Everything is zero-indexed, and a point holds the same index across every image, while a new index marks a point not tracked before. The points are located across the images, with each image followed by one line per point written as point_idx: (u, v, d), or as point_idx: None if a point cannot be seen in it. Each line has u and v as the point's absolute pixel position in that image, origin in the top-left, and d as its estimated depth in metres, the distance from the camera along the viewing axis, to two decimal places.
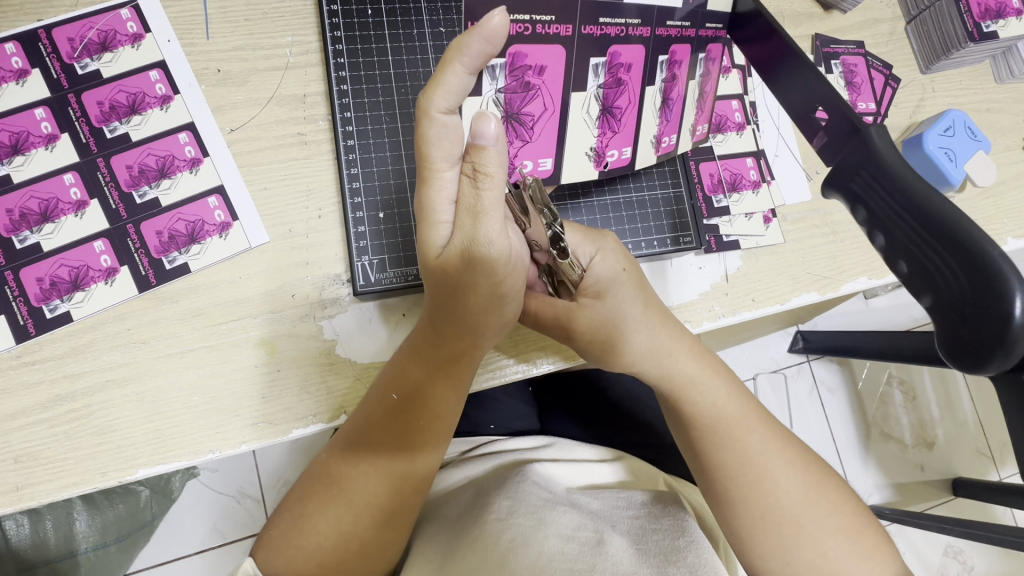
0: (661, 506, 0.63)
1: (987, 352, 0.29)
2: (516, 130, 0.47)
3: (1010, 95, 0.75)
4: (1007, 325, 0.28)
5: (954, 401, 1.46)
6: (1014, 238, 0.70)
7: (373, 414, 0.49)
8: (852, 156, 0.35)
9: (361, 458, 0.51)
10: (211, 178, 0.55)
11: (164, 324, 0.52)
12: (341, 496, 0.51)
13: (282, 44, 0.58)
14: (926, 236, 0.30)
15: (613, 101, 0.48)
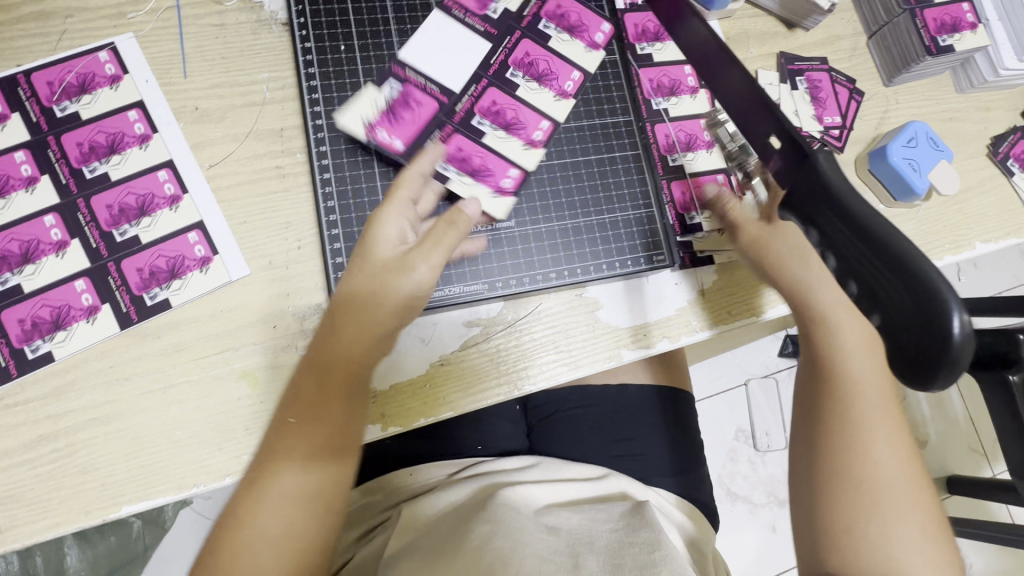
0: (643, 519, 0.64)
1: (930, 372, 0.30)
2: (482, 176, 0.60)
3: (972, 104, 0.77)
4: (954, 346, 0.29)
5: (944, 399, 1.48)
6: (981, 242, 0.72)
7: (289, 424, 0.48)
8: (804, 183, 0.36)
9: (277, 481, 0.47)
10: (190, 213, 0.55)
11: (147, 360, 0.52)
12: (250, 520, 0.46)
13: (259, 80, 0.59)
14: (871, 260, 0.32)
15: (504, 118, 0.62)
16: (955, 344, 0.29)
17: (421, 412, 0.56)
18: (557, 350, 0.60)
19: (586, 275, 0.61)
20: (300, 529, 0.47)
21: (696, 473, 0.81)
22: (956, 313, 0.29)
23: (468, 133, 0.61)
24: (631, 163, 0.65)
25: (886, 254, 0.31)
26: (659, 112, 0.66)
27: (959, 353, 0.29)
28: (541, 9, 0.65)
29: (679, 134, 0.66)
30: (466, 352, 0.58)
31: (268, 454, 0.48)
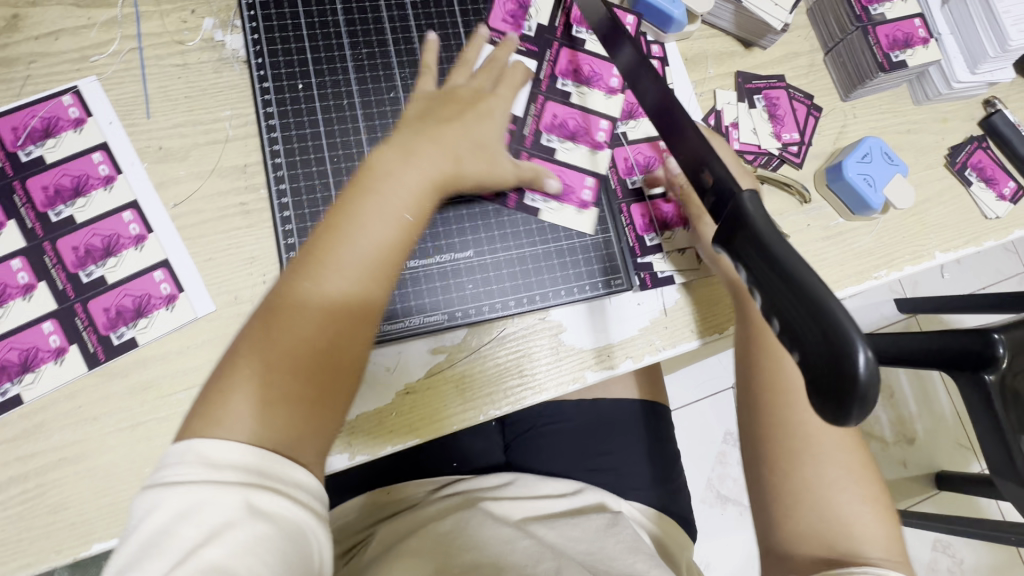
0: (616, 544, 0.65)
1: (845, 405, 0.31)
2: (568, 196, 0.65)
3: (930, 115, 0.78)
4: (859, 381, 0.30)
5: (930, 395, 1.49)
6: (940, 252, 0.74)
7: (298, 283, 0.48)
8: (732, 221, 0.37)
9: (267, 307, 0.48)
10: (156, 252, 0.57)
11: (115, 399, 0.53)
12: (260, 337, 0.46)
13: (221, 118, 0.60)
14: (789, 296, 0.33)
15: (575, 130, 0.67)
16: (862, 377, 0.30)
17: (388, 439, 0.57)
18: (520, 374, 0.61)
19: (547, 301, 0.62)
20: (283, 428, 0.45)
21: (673, 485, 0.82)
22: (861, 346, 0.30)
23: (544, 156, 0.66)
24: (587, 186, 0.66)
25: (802, 292, 0.33)
26: (617, 134, 0.68)
27: (865, 388, 0.30)
28: (569, 17, 0.69)
29: (637, 157, 0.68)
30: (429, 381, 0.59)
31: (271, 300, 0.48)
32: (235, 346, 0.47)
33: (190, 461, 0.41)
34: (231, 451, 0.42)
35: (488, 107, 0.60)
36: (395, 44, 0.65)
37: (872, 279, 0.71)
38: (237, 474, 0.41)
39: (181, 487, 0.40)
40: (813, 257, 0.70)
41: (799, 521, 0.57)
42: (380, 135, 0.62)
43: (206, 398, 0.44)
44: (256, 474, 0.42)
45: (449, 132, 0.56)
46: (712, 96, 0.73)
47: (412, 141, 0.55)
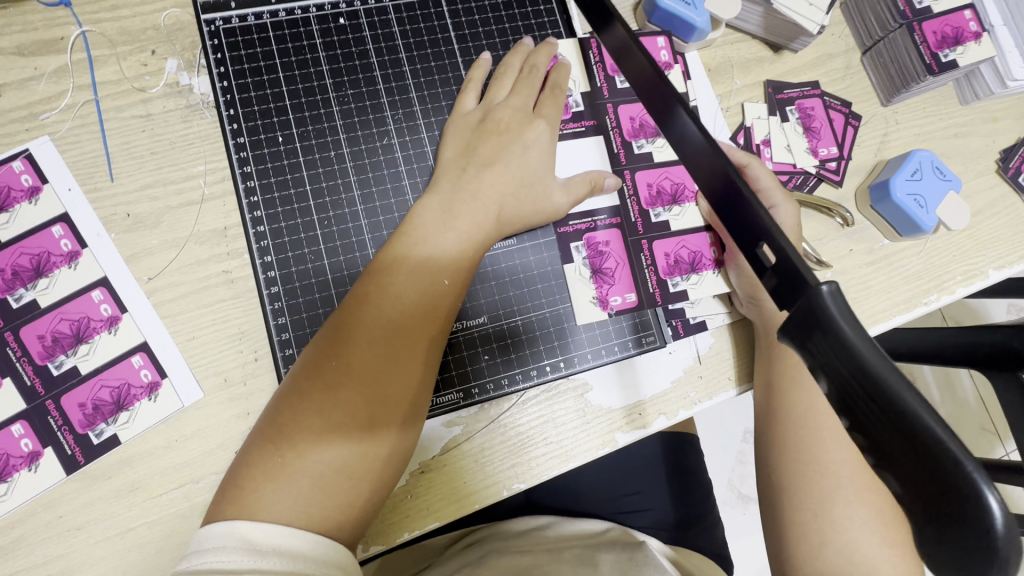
0: (646, 555, 0.61)
1: (973, 563, 0.25)
2: (695, 264, 0.59)
3: (978, 116, 0.71)
4: (993, 539, 0.24)
5: (952, 379, 1.39)
6: (995, 269, 0.67)
7: (379, 298, 0.45)
8: (803, 315, 0.31)
9: (361, 332, 0.44)
10: (132, 335, 0.51)
11: (99, 505, 0.48)
12: (314, 388, 0.43)
13: (194, 174, 0.54)
14: (885, 419, 0.27)
15: (665, 193, 0.60)
16: (996, 535, 0.24)
17: (404, 527, 0.52)
18: (544, 443, 0.55)
19: (573, 366, 0.57)
20: (350, 491, 0.43)
21: (705, 520, 0.77)
22: (988, 492, 0.24)
23: (643, 234, 0.59)
24: (623, 226, 0.59)
25: (902, 415, 0.27)
26: (646, 154, 0.60)
27: (1001, 549, 0.24)
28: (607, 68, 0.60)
29: (664, 183, 0.60)
30: (447, 456, 0.54)
31: (326, 343, 0.45)
32: (292, 382, 0.44)
33: (232, 546, 0.38)
34: (270, 533, 0.40)
35: (536, 137, 0.54)
36: (385, 81, 0.57)
37: (922, 305, 0.65)
38: (285, 560, 0.39)
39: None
40: (858, 286, 0.64)
41: (806, 566, 0.51)
42: (373, 189, 0.55)
43: (271, 452, 0.42)
44: (299, 559, 0.39)
45: (493, 176, 0.52)
46: (740, 111, 0.66)
47: (454, 196, 0.50)
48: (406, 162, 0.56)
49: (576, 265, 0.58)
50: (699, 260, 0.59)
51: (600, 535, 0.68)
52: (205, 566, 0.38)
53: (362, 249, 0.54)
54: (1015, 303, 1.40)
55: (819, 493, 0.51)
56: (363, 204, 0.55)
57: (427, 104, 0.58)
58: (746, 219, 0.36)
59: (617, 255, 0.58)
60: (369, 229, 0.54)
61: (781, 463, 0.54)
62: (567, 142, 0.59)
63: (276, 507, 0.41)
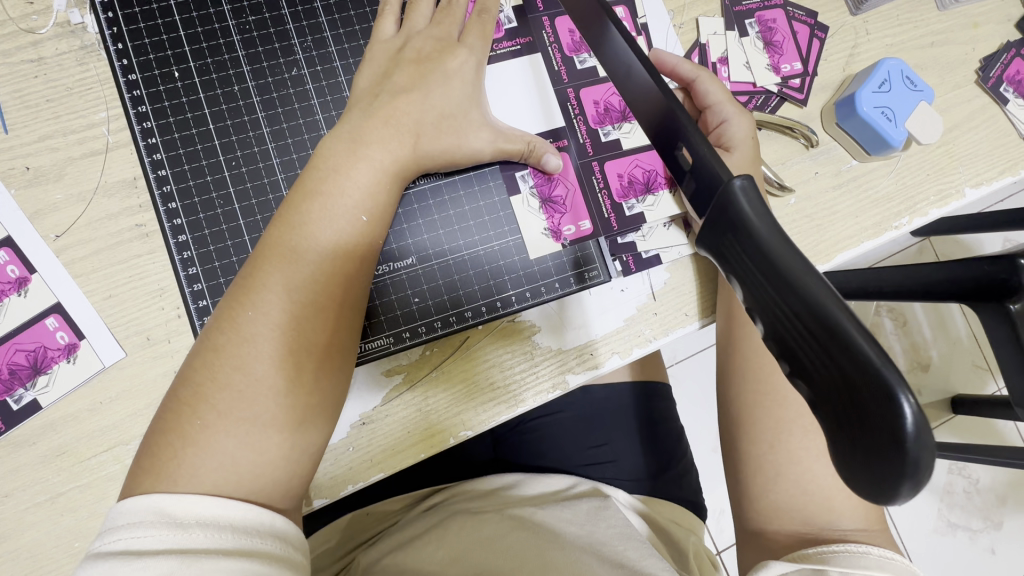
0: (607, 528, 0.57)
1: (887, 474, 0.22)
2: (651, 182, 0.57)
3: (956, 22, 0.65)
4: (904, 443, 0.21)
5: (943, 316, 1.29)
6: (972, 187, 0.63)
7: (291, 238, 0.42)
8: (717, 217, 0.27)
9: (278, 275, 0.41)
10: (44, 296, 0.48)
11: (25, 472, 0.46)
12: (231, 338, 0.40)
13: (97, 122, 0.50)
14: (797, 323, 0.24)
15: (612, 110, 0.57)
16: (909, 439, 0.21)
17: (346, 479, 0.50)
18: (491, 389, 0.53)
19: (511, 306, 0.54)
20: (280, 444, 0.40)
21: (680, 466, 0.74)
22: (903, 395, 0.21)
23: (593, 154, 0.56)
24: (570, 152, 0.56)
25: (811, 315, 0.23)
26: (591, 69, 0.57)
27: (914, 454, 0.21)
28: None
29: (612, 99, 0.57)
30: (391, 406, 0.52)
31: (241, 292, 0.41)
32: (205, 339, 0.41)
33: (151, 522, 0.35)
34: (193, 507, 0.36)
35: (458, 65, 0.50)
36: (290, 6, 0.53)
37: (893, 229, 0.61)
38: (210, 532, 0.36)
39: (136, 558, 0.34)
40: (824, 211, 0.60)
41: (765, 501, 0.49)
42: (284, 125, 0.51)
43: (177, 410, 0.39)
44: (228, 530, 0.36)
45: (412, 98, 0.47)
46: (695, 27, 0.60)
47: (364, 124, 0.46)
48: (319, 95, 0.52)
49: (523, 195, 0.55)
50: (657, 177, 0.57)
51: (564, 494, 0.64)
52: (120, 545, 0.34)
53: (276, 191, 0.51)
54: (1007, 236, 1.36)
55: (778, 425, 0.49)
56: (274, 143, 0.51)
57: (339, 30, 0.54)
58: (665, 116, 0.32)
59: (566, 180, 0.55)
60: (283, 169, 0.51)
61: (742, 399, 0.51)
62: (502, 63, 0.55)
63: (200, 469, 0.38)
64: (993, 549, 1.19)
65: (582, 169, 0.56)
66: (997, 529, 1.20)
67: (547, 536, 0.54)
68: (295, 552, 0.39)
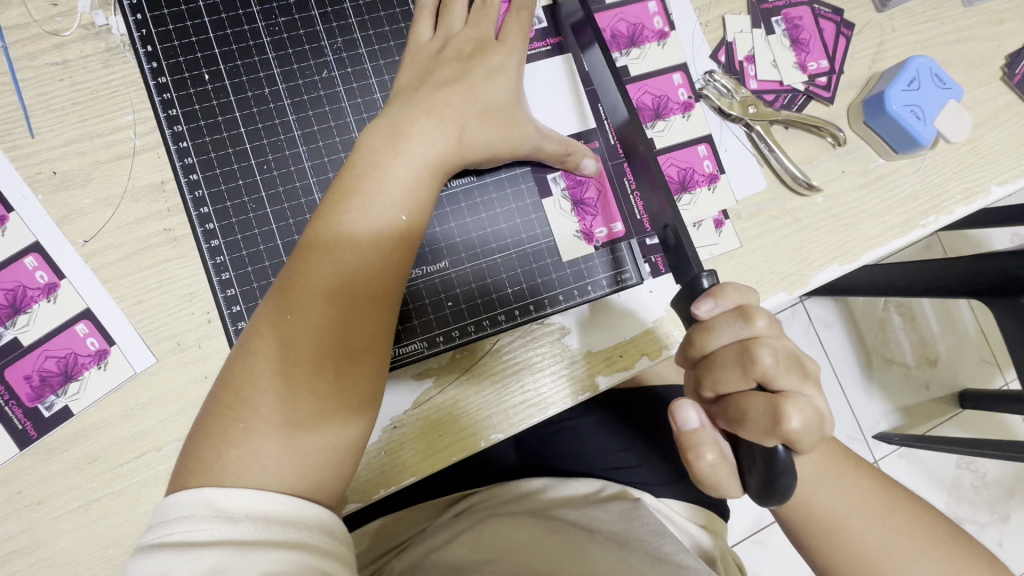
0: (641, 527, 0.57)
1: (770, 487, 0.38)
2: (686, 180, 0.58)
3: (982, 18, 0.65)
4: (780, 471, 0.37)
5: (952, 310, 1.27)
6: (998, 185, 0.62)
7: (330, 241, 0.42)
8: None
9: (316, 279, 0.41)
10: (73, 301, 0.48)
11: (58, 478, 0.46)
12: (270, 343, 0.40)
13: (123, 125, 0.49)
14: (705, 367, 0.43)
15: (644, 111, 0.58)
16: (782, 467, 0.38)
17: (380, 483, 0.50)
18: (523, 390, 0.53)
19: (543, 309, 0.53)
20: (322, 447, 0.40)
21: None
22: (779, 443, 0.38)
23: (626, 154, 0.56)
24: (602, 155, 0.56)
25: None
26: (622, 69, 0.58)
27: (787, 477, 0.37)
28: None
29: (644, 98, 0.58)
30: (424, 408, 0.52)
31: (279, 295, 0.41)
32: (244, 341, 0.41)
33: (201, 515, 0.35)
34: (241, 501, 0.36)
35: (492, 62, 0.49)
36: (319, 7, 0.52)
37: (918, 228, 0.61)
38: (259, 525, 0.36)
39: (188, 549, 0.34)
40: (851, 210, 0.59)
41: None
42: (315, 128, 0.51)
43: (220, 413, 0.39)
44: (276, 524, 0.36)
45: (453, 94, 0.47)
46: (721, 25, 0.60)
47: (403, 121, 0.45)
48: (350, 97, 0.52)
49: (555, 197, 0.54)
50: (690, 175, 0.58)
51: (593, 497, 0.63)
52: (175, 537, 0.35)
53: (307, 194, 0.50)
54: (1017, 231, 1.36)
55: None
56: (305, 146, 0.51)
57: (368, 31, 0.53)
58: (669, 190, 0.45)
59: (598, 182, 0.55)
60: (314, 172, 0.51)
61: None
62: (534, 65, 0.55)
63: (244, 472, 0.37)
64: (1001, 542, 1.19)
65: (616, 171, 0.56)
66: (1004, 522, 1.20)
67: (583, 535, 0.55)
68: (340, 545, 0.38)
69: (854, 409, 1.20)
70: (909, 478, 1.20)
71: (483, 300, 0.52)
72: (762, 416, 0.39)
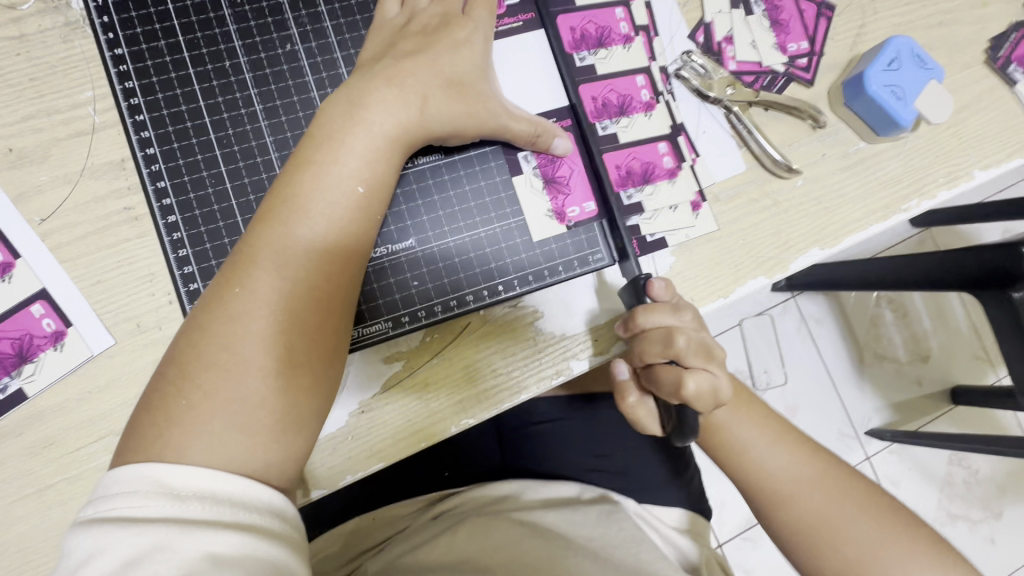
0: (619, 532, 0.56)
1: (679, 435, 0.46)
2: (649, 174, 0.56)
3: (965, 1, 0.64)
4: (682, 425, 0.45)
5: (943, 306, 1.26)
6: (981, 169, 0.61)
7: (286, 215, 0.41)
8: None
9: (270, 254, 0.40)
10: (29, 282, 0.46)
11: (12, 464, 0.45)
12: (220, 318, 0.39)
13: (82, 101, 0.48)
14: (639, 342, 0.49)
15: (611, 102, 0.56)
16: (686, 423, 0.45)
17: (346, 470, 0.49)
18: (494, 374, 0.51)
19: (512, 289, 0.52)
20: (276, 426, 0.38)
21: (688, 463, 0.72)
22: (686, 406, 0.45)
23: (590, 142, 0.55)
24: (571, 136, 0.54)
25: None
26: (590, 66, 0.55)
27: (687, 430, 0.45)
28: None
29: (609, 96, 0.56)
30: (391, 393, 0.50)
31: (231, 271, 0.40)
32: (192, 318, 0.39)
33: (147, 491, 0.34)
34: (189, 479, 0.35)
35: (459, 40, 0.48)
36: None
37: (901, 212, 0.60)
38: (206, 504, 0.35)
39: (130, 526, 0.33)
40: (832, 194, 0.58)
41: None
42: (277, 102, 0.50)
43: (167, 391, 0.38)
44: (226, 504, 0.35)
45: (415, 73, 0.46)
46: (699, 5, 0.59)
47: (362, 100, 0.44)
48: (314, 72, 0.51)
49: (527, 175, 0.53)
50: (655, 169, 0.56)
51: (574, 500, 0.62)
52: (117, 513, 0.33)
53: (269, 170, 0.49)
54: (1007, 226, 1.35)
55: None
56: (267, 121, 0.49)
57: (335, 5, 0.52)
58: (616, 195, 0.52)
59: (566, 166, 0.54)
60: (276, 147, 0.49)
61: None
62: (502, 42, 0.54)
63: (193, 451, 0.36)
64: (993, 539, 1.18)
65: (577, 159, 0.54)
66: (996, 519, 1.19)
67: (559, 542, 0.54)
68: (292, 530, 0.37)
69: (847, 407, 1.19)
70: (900, 474, 1.18)
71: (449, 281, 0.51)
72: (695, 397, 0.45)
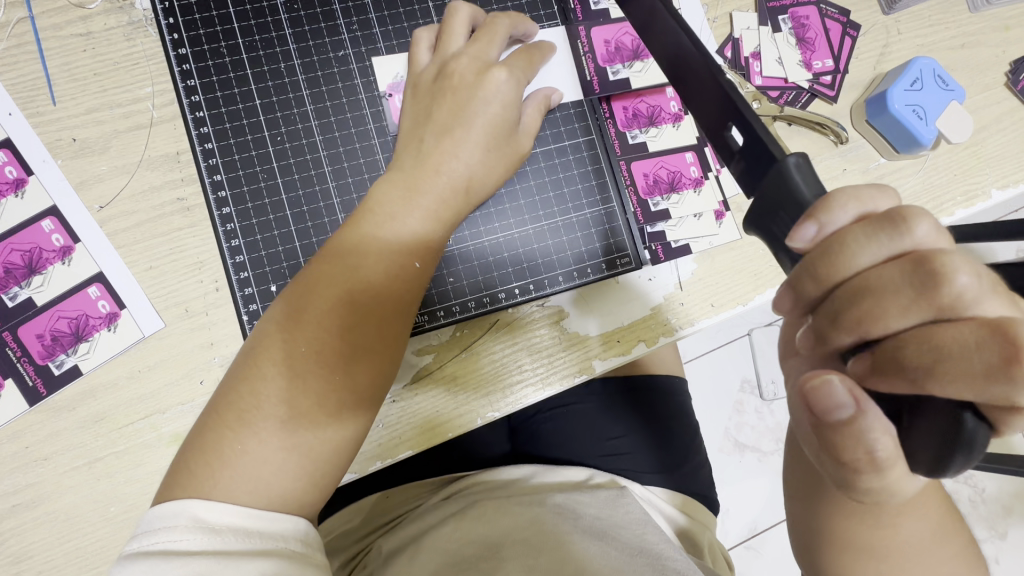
0: (625, 514, 0.59)
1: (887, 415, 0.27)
2: (677, 182, 0.57)
3: (988, 24, 0.66)
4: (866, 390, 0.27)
5: None
6: (998, 189, 0.63)
7: (392, 207, 0.46)
8: (770, 193, 0.29)
9: (373, 245, 0.45)
10: (87, 265, 0.49)
11: (65, 436, 0.47)
12: (319, 298, 0.43)
13: (142, 96, 0.51)
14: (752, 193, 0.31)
15: (642, 117, 0.58)
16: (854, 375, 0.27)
17: (376, 455, 0.51)
18: (520, 370, 0.53)
19: (543, 289, 0.54)
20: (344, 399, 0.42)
21: (696, 459, 0.74)
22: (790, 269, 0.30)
23: (615, 150, 0.58)
24: (586, 151, 0.57)
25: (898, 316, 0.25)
26: (624, 81, 0.56)
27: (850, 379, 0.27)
28: None
29: (639, 107, 0.58)
30: (421, 385, 0.52)
31: (362, 211, 0.46)
32: (288, 298, 0.44)
33: (185, 527, 0.36)
34: (224, 512, 0.38)
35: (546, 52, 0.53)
36: None
37: None
38: (241, 536, 0.37)
39: (167, 559, 0.35)
40: None
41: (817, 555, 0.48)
42: (327, 103, 0.53)
43: (256, 362, 0.42)
44: (256, 536, 0.38)
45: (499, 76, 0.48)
46: (728, 21, 0.61)
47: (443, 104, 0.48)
48: (362, 75, 0.54)
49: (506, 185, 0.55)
50: (681, 176, 0.58)
51: (582, 485, 0.64)
52: (158, 547, 0.36)
53: (317, 167, 0.52)
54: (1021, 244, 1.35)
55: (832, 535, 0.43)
56: (317, 120, 0.53)
57: (383, 11, 0.55)
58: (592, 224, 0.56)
59: (525, 179, 0.56)
60: (324, 145, 0.53)
61: None
62: (571, 54, 0.56)
63: (258, 431, 0.40)
64: (996, 560, 1.18)
65: (608, 169, 0.57)
66: (1002, 540, 1.19)
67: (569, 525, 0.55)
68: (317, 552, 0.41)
69: None
70: None
71: (488, 280, 0.54)
72: (973, 350, 0.23)
